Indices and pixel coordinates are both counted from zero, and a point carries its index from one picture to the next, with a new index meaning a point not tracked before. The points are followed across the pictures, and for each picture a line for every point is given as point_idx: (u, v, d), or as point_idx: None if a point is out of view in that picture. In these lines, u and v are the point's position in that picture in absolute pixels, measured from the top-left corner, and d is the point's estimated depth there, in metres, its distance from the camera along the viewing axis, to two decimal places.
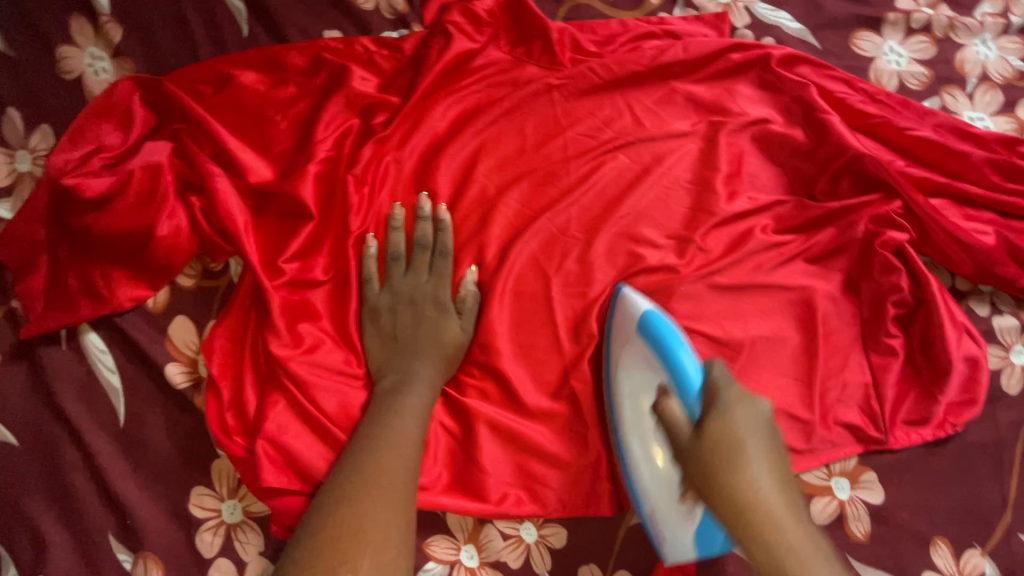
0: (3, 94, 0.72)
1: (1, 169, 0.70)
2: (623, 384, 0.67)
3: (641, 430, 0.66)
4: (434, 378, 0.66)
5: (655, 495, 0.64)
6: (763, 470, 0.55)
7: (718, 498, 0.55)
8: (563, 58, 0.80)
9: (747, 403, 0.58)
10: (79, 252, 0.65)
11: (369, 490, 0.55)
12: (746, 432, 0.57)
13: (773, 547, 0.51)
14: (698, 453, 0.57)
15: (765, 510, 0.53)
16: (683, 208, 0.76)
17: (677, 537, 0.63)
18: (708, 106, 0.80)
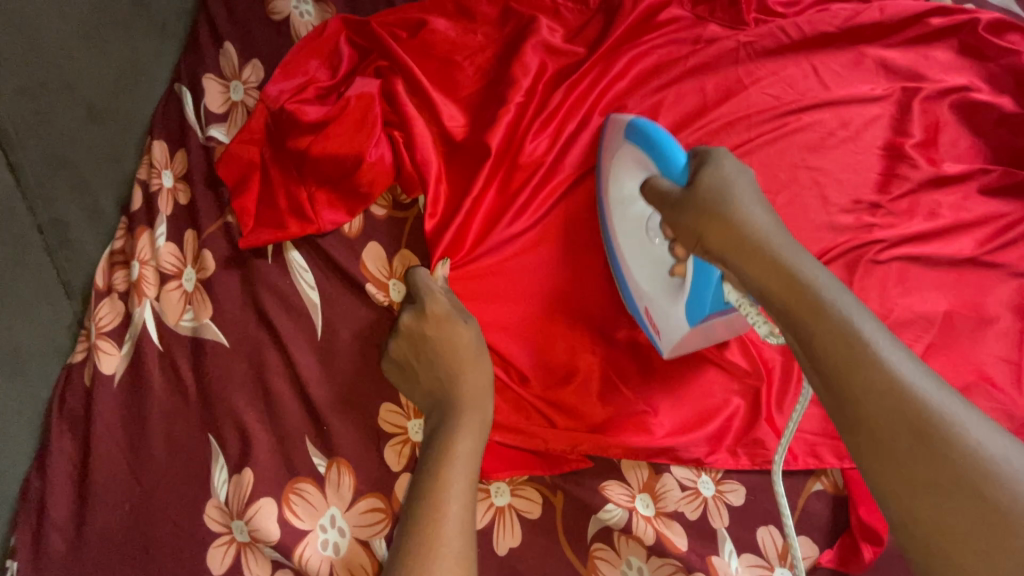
0: (222, 30, 0.77)
1: (217, 97, 0.75)
2: (613, 206, 0.66)
3: (639, 230, 0.64)
4: (474, 336, 0.62)
5: (652, 256, 0.64)
6: (768, 217, 0.51)
7: (710, 232, 0.52)
8: (748, 17, 0.78)
9: (737, 164, 0.55)
10: (291, 174, 0.70)
11: (443, 470, 0.52)
12: (728, 176, 0.54)
13: (790, 281, 0.46)
14: (693, 204, 0.53)
15: (777, 241, 0.49)
16: (874, 174, 0.73)
17: (666, 314, 0.62)
18: (903, 72, 0.76)
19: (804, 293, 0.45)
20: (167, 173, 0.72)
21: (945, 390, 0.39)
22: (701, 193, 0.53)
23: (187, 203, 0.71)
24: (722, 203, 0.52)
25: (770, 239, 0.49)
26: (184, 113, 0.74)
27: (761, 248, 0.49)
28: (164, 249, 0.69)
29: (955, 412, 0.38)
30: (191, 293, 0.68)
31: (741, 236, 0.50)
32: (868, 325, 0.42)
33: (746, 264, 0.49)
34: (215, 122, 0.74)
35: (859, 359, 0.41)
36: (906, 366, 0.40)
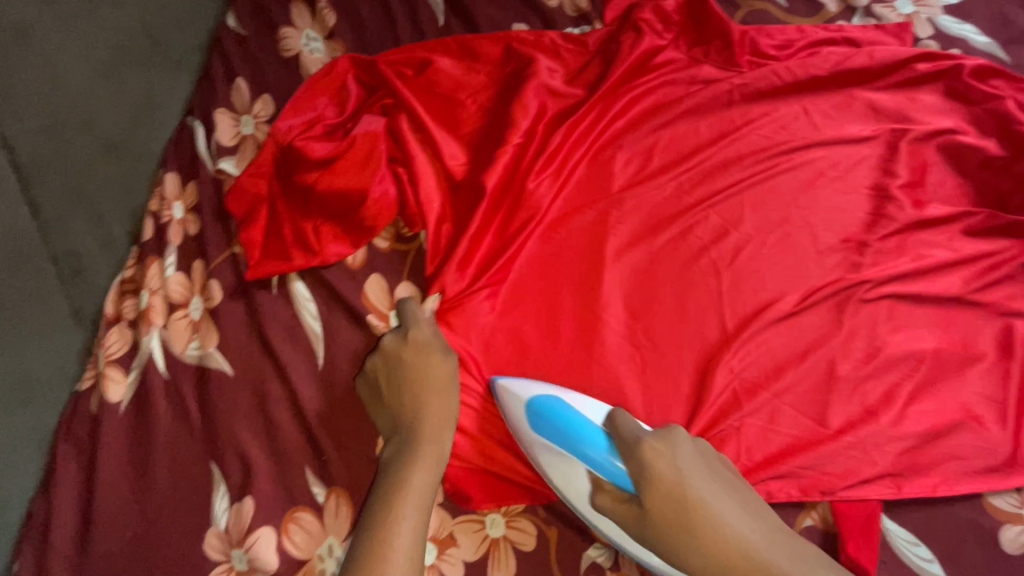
0: (234, 67, 0.80)
1: (228, 131, 0.78)
2: (564, 491, 0.64)
3: (609, 522, 0.63)
4: (448, 371, 0.64)
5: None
6: (700, 480, 0.57)
7: (684, 558, 0.56)
8: (741, 59, 0.81)
9: (664, 441, 0.58)
10: (297, 208, 0.72)
11: (393, 509, 0.56)
12: (677, 468, 0.57)
13: (746, 562, 0.54)
14: (652, 533, 0.57)
15: (743, 541, 0.55)
16: (863, 213, 0.75)
17: None
18: (892, 114, 0.78)
19: (753, 562, 0.54)
20: (177, 204, 0.74)
21: None
22: (665, 509, 0.57)
23: (196, 233, 0.73)
24: (676, 524, 0.56)
25: (740, 544, 0.55)
26: (196, 146, 0.77)
27: (717, 546, 0.55)
28: (173, 279, 0.71)
29: None
30: (197, 322, 0.70)
31: (702, 536, 0.55)
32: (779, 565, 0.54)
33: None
34: (225, 155, 0.76)
35: None
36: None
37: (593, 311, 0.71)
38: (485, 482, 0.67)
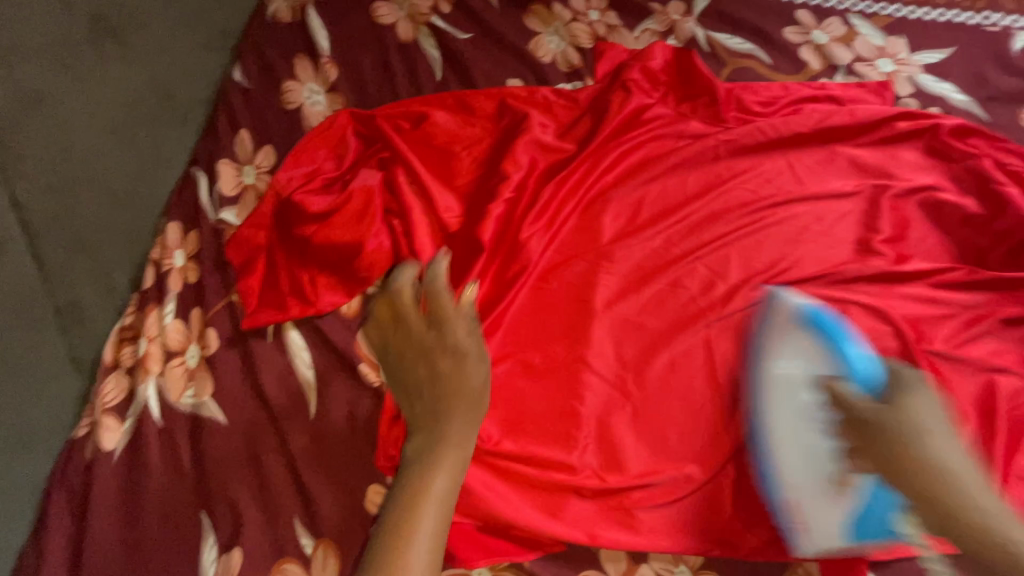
0: (239, 118, 0.83)
1: (231, 181, 0.80)
2: (775, 416, 0.66)
3: (801, 357, 0.66)
4: (478, 386, 0.62)
5: (789, 437, 0.65)
6: (954, 446, 0.57)
7: (912, 492, 0.57)
8: (727, 116, 0.84)
9: (920, 393, 0.60)
10: (295, 258, 0.74)
11: (406, 525, 0.53)
12: (918, 415, 0.58)
13: (948, 499, 0.55)
14: (887, 430, 0.58)
15: (970, 492, 0.55)
16: (847, 267, 0.76)
17: (823, 521, 0.63)
18: (875, 169, 0.81)
19: (952, 495, 0.55)
20: (179, 252, 0.76)
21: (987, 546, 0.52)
22: (890, 424, 0.58)
23: (195, 281, 0.75)
24: (899, 434, 0.58)
25: (940, 467, 0.56)
26: (199, 195, 0.79)
27: (920, 466, 0.56)
28: (171, 326, 0.72)
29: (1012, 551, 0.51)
30: (193, 369, 0.71)
31: (911, 458, 0.57)
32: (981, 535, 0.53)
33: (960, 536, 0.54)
34: (227, 204, 0.79)
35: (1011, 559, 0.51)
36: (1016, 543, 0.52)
37: (582, 362, 0.72)
38: (473, 536, 0.68)
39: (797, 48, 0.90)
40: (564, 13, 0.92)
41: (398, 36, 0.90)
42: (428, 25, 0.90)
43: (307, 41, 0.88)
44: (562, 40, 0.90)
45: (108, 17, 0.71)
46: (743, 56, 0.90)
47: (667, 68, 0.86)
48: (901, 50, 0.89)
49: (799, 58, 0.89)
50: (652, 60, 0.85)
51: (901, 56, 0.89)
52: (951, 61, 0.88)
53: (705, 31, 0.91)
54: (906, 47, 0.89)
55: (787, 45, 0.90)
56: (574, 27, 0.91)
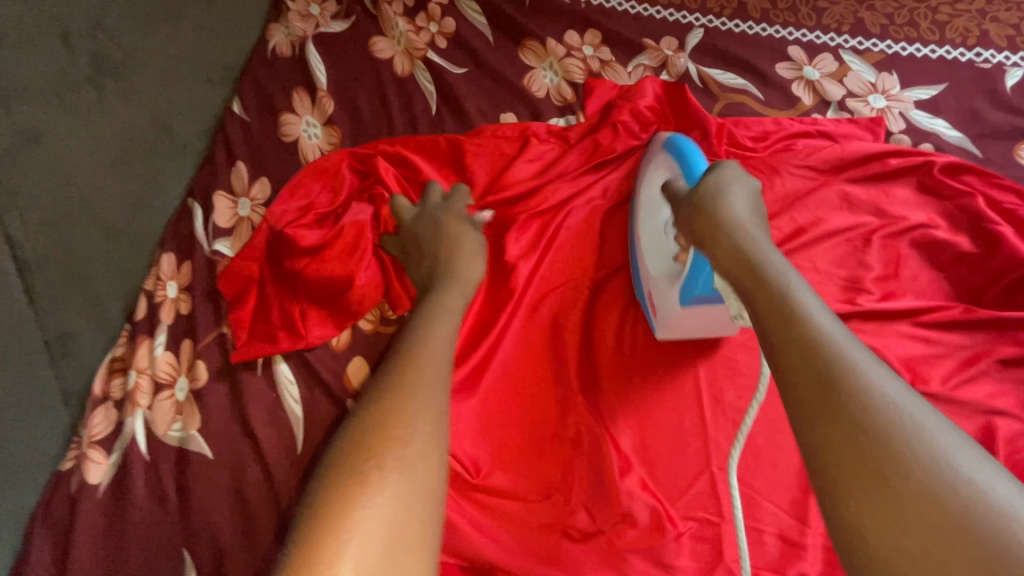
0: (237, 151, 0.85)
1: (226, 213, 0.81)
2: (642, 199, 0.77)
3: (655, 202, 0.76)
4: (478, 273, 0.71)
5: (653, 207, 0.76)
6: (757, 227, 0.58)
7: (702, 233, 0.59)
8: (721, 150, 0.84)
9: (740, 180, 0.62)
10: (287, 290, 0.75)
11: (391, 431, 0.48)
12: (727, 184, 0.61)
13: (791, 301, 0.48)
14: (693, 203, 0.61)
15: (794, 296, 0.49)
16: (840, 304, 0.76)
17: (664, 299, 0.70)
18: (865, 206, 0.81)
19: (798, 318, 0.47)
20: (172, 284, 0.77)
21: (963, 441, 0.38)
22: (704, 199, 0.60)
23: (187, 312, 0.75)
24: (718, 215, 0.58)
25: (790, 301, 0.48)
26: (194, 227, 0.80)
27: (743, 257, 0.54)
28: (161, 358, 0.72)
29: (955, 454, 0.37)
30: (182, 403, 0.71)
31: (744, 263, 0.54)
32: (919, 412, 0.40)
33: (779, 353, 0.46)
34: (221, 236, 0.79)
35: (875, 430, 0.39)
36: (932, 424, 0.39)
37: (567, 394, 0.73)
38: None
39: (789, 84, 0.91)
40: (558, 48, 0.93)
41: (394, 70, 0.91)
42: (424, 60, 0.92)
43: (306, 74, 0.90)
44: (555, 75, 0.92)
45: (110, 57, 0.72)
46: (736, 91, 0.91)
47: (657, 106, 0.87)
48: (893, 86, 0.90)
49: (790, 94, 0.90)
50: (639, 100, 0.86)
51: (893, 92, 0.89)
52: (943, 97, 0.89)
53: (697, 66, 0.92)
54: (898, 83, 0.90)
55: (779, 81, 0.91)
56: (567, 63, 0.92)
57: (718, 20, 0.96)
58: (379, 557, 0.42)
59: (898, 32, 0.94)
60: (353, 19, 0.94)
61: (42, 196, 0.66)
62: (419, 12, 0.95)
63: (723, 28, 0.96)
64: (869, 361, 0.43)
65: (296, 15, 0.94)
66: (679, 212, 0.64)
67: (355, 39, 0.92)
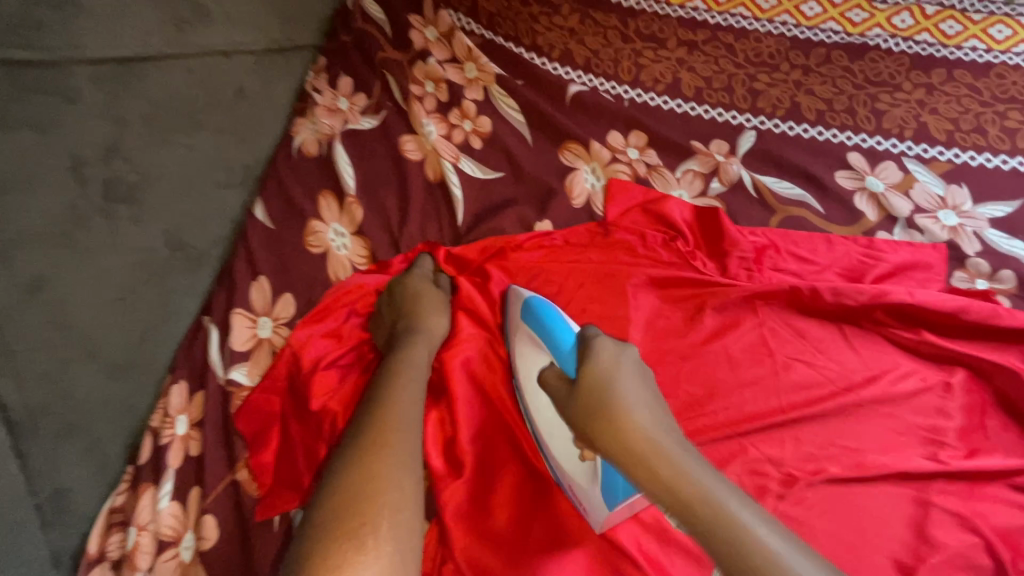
0: (258, 262, 0.78)
1: (244, 333, 0.74)
2: (538, 427, 0.67)
3: (545, 405, 0.69)
4: (445, 331, 0.72)
5: (552, 423, 0.68)
6: (650, 401, 0.62)
7: (631, 473, 0.57)
8: (762, 276, 0.79)
9: (616, 348, 0.65)
10: (310, 432, 0.68)
11: (377, 494, 0.51)
12: (615, 363, 0.64)
13: (699, 528, 0.52)
14: (580, 409, 0.62)
15: (679, 453, 0.56)
16: (922, 459, 0.68)
17: (587, 498, 0.63)
18: (944, 342, 0.73)
19: (683, 492, 0.53)
20: (182, 419, 0.70)
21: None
22: (588, 384, 0.62)
23: (197, 454, 0.68)
24: (629, 438, 0.58)
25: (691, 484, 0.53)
26: (209, 351, 0.73)
27: (646, 466, 0.56)
28: (166, 510, 0.66)
29: None
30: (187, 563, 0.64)
31: (643, 472, 0.56)
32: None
33: (717, 558, 0.51)
34: (238, 361, 0.72)
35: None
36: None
37: (617, 551, 0.62)
38: None
39: (851, 195, 0.84)
40: (603, 152, 0.87)
41: (426, 173, 0.86)
42: (459, 160, 0.86)
43: (333, 177, 0.84)
44: (597, 180, 0.86)
45: (122, 181, 0.69)
46: (793, 203, 0.84)
47: (690, 224, 0.83)
48: (964, 201, 0.83)
49: (853, 207, 0.84)
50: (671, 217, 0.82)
51: (964, 209, 0.83)
52: (1021, 215, 0.82)
53: (751, 174, 0.86)
54: (969, 198, 0.83)
55: (840, 192, 0.84)
56: (612, 168, 0.87)
57: (770, 121, 0.90)
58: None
59: (966, 139, 0.88)
60: (384, 115, 0.89)
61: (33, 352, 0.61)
62: (453, 108, 0.90)
63: (775, 130, 0.90)
64: (772, 533, 0.51)
65: (324, 110, 0.89)
66: (585, 434, 0.61)
67: (385, 138, 0.87)
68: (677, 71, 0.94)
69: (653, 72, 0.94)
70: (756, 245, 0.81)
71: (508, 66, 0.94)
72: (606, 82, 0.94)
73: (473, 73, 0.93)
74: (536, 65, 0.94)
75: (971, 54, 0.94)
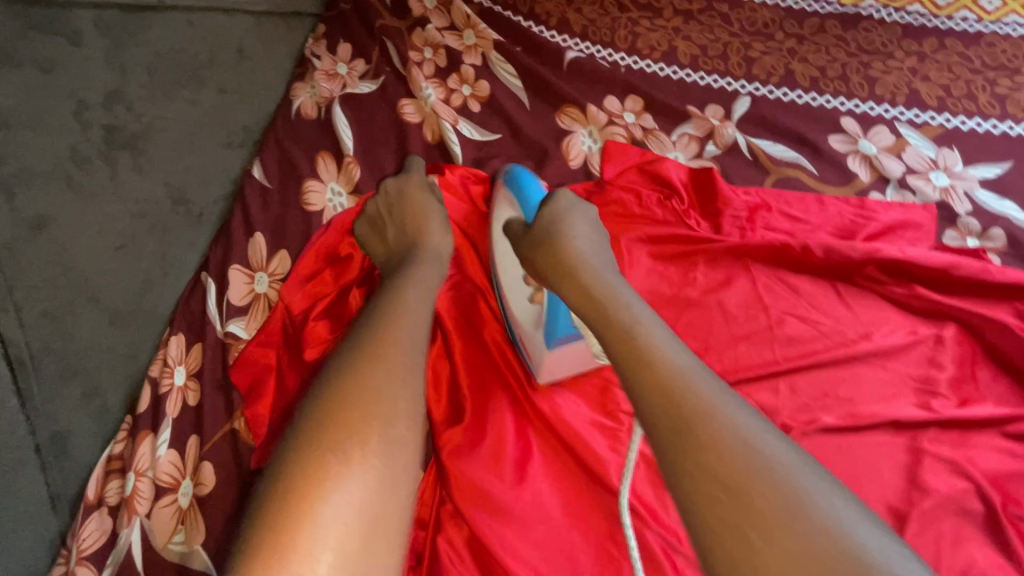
0: (254, 219, 0.78)
1: (241, 289, 0.74)
2: (501, 280, 0.75)
3: (510, 259, 0.76)
4: (447, 253, 0.70)
5: (512, 275, 0.75)
6: (602, 251, 0.67)
7: (565, 288, 0.62)
8: (755, 234, 0.80)
9: (577, 211, 0.72)
10: (305, 381, 0.68)
11: (366, 411, 0.49)
12: (569, 220, 0.69)
13: (637, 369, 0.49)
14: (538, 249, 0.68)
15: (636, 309, 0.55)
16: (915, 408, 0.69)
17: (532, 340, 0.70)
18: (935, 296, 0.74)
19: (636, 341, 0.51)
20: (180, 370, 0.70)
21: (826, 481, 0.42)
22: (543, 232, 0.69)
23: (195, 404, 0.69)
24: (576, 278, 0.62)
25: (644, 333, 0.52)
26: (206, 306, 0.73)
27: (594, 304, 0.57)
28: (165, 458, 0.66)
29: (809, 483, 0.41)
30: (185, 510, 0.64)
31: (590, 314, 0.57)
32: (734, 406, 0.46)
33: (617, 358, 0.52)
34: (235, 315, 0.72)
35: (722, 434, 0.44)
36: (785, 456, 0.43)
37: (608, 495, 0.64)
38: None
39: (844, 158, 0.85)
40: (599, 115, 0.88)
41: (425, 135, 0.86)
42: (456, 123, 0.87)
43: (331, 138, 0.84)
44: (593, 142, 0.87)
45: (125, 128, 0.71)
46: (788, 165, 0.85)
47: (685, 185, 0.83)
48: (955, 163, 0.85)
49: (846, 169, 0.85)
50: (667, 178, 0.83)
51: (955, 170, 0.84)
52: (1010, 176, 0.83)
53: (745, 137, 0.87)
54: (960, 160, 0.85)
55: (833, 154, 0.85)
56: (609, 131, 0.88)
57: (764, 87, 0.92)
58: (362, 527, 0.44)
59: (957, 105, 0.89)
60: (382, 79, 0.89)
61: (41, 285, 0.64)
62: (451, 72, 0.91)
63: (770, 96, 0.91)
64: (739, 408, 0.46)
65: (322, 74, 0.88)
66: (540, 267, 0.68)
67: (383, 101, 0.87)
68: (673, 39, 0.95)
69: (649, 40, 0.95)
70: (750, 204, 0.81)
71: (507, 33, 0.95)
72: (603, 49, 0.95)
73: (471, 39, 0.93)
74: (533, 32, 0.94)
75: (963, 24, 0.95)
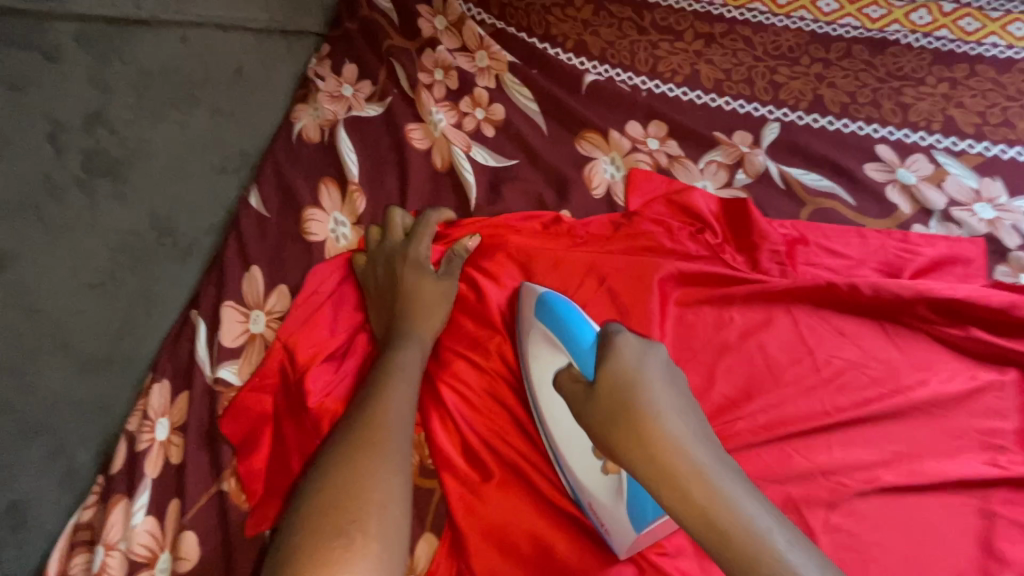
0: (250, 252, 0.71)
1: (234, 328, 0.67)
2: (561, 448, 0.59)
3: (563, 412, 0.60)
4: (444, 297, 0.67)
5: (563, 417, 0.60)
6: (678, 403, 0.52)
7: (640, 467, 0.49)
8: (794, 271, 0.74)
9: (641, 345, 0.55)
10: (301, 435, 0.61)
11: (359, 498, 0.48)
12: (635, 359, 0.54)
13: (721, 545, 0.44)
14: (599, 401, 0.53)
15: (718, 476, 0.46)
16: (982, 465, 0.62)
17: (613, 517, 0.56)
18: (992, 337, 0.68)
19: (715, 515, 0.45)
20: (162, 422, 0.63)
21: None
22: (605, 383, 0.53)
23: (177, 462, 0.61)
24: (654, 452, 0.48)
25: (723, 497, 0.45)
26: (195, 348, 0.66)
27: (674, 482, 0.47)
28: (141, 527, 0.58)
29: None
30: None
31: (665, 486, 0.47)
32: None
33: (701, 540, 0.45)
34: (227, 358, 0.65)
35: None
36: None
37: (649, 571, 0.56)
38: None
39: (882, 188, 0.81)
40: (622, 141, 0.83)
41: (434, 162, 0.80)
42: (469, 148, 0.81)
43: (335, 164, 0.78)
44: (617, 170, 0.82)
45: (106, 154, 0.64)
46: (823, 194, 0.80)
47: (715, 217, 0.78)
48: (999, 194, 0.80)
49: (886, 200, 0.80)
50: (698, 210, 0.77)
51: (1000, 201, 0.79)
52: None
53: (777, 165, 0.82)
54: (1003, 191, 0.80)
55: (870, 184, 0.81)
56: (632, 158, 0.82)
57: (793, 113, 0.87)
58: None
59: (995, 133, 0.85)
60: (389, 102, 0.83)
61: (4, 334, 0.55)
62: (464, 95, 0.85)
63: (800, 122, 0.86)
64: (824, 568, 0.42)
65: (326, 96, 0.83)
66: (600, 431, 0.52)
67: (390, 124, 0.81)
68: (695, 63, 0.91)
69: (670, 64, 0.91)
70: (787, 238, 0.76)
71: (521, 54, 0.90)
72: (623, 72, 0.90)
73: (484, 61, 0.88)
74: (550, 55, 0.90)
75: (993, 50, 0.92)
